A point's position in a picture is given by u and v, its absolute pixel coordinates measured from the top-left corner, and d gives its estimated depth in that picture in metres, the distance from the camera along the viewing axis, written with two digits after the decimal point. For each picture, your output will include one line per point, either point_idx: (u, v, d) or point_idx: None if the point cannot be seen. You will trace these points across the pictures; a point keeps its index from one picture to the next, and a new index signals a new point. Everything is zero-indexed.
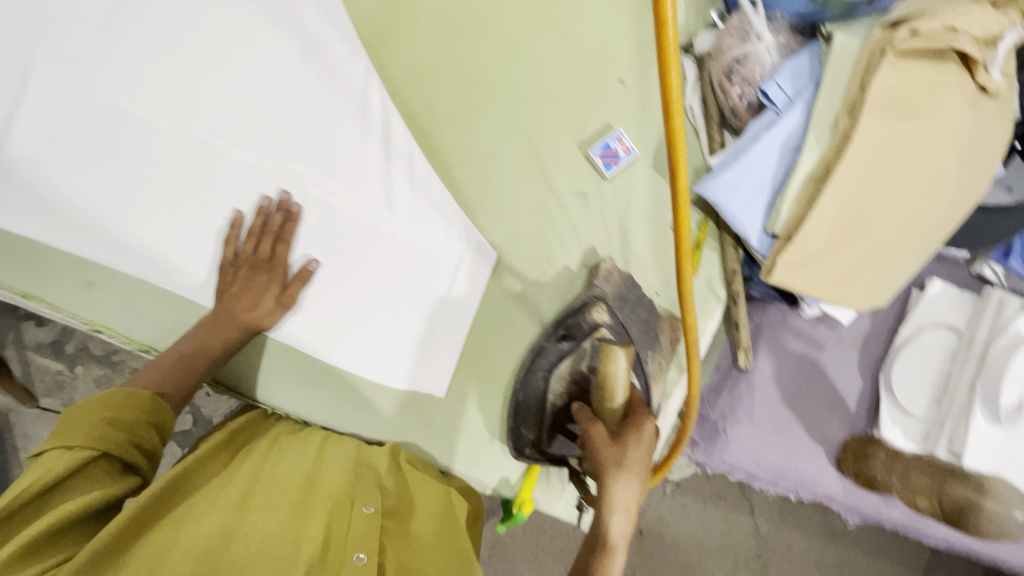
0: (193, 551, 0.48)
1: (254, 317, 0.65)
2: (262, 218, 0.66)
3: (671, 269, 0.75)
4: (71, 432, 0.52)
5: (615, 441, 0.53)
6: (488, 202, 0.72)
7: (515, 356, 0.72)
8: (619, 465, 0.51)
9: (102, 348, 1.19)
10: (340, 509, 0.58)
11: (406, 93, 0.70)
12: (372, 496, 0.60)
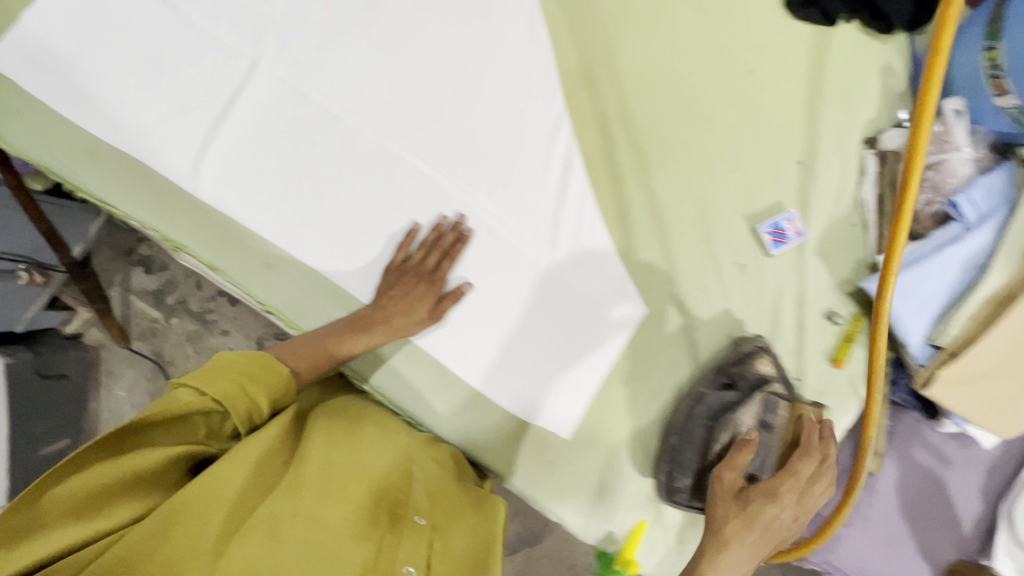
0: (255, 543, 0.54)
1: (403, 325, 0.69)
2: (436, 234, 0.70)
3: (817, 356, 0.73)
4: (208, 379, 0.59)
5: (735, 504, 0.56)
6: (648, 257, 0.72)
7: (644, 415, 0.72)
8: (728, 526, 0.55)
9: (200, 305, 1.33)
10: (390, 516, 0.61)
11: (590, 140, 0.72)
12: (421, 506, 0.63)
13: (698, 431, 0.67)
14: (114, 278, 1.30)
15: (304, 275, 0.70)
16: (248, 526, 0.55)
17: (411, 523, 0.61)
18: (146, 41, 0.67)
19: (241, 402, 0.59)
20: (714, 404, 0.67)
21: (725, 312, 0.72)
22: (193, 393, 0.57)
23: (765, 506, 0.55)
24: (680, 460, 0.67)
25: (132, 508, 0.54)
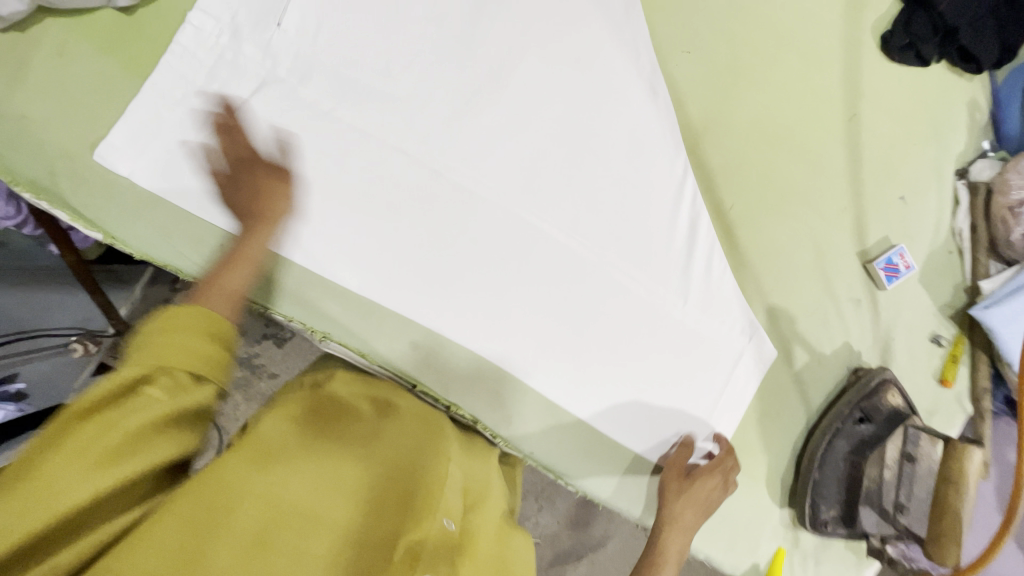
0: (246, 529, 0.44)
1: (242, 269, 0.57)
2: (222, 120, 0.63)
3: (926, 378, 0.79)
4: (159, 358, 0.41)
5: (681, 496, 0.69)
6: (771, 300, 0.75)
7: (780, 449, 0.76)
8: (668, 522, 0.67)
9: (246, 350, 1.13)
10: (416, 513, 0.52)
11: (710, 192, 0.74)
12: (449, 506, 0.55)
13: (839, 464, 0.71)
14: None
15: (441, 349, 0.69)
16: (239, 528, 0.44)
17: (437, 525, 0.52)
18: (273, 122, 0.65)
19: (202, 355, 0.43)
20: (851, 437, 0.71)
21: (843, 345, 0.77)
22: (159, 348, 0.41)
23: (702, 481, 0.70)
24: (823, 492, 0.71)
25: (94, 485, 0.36)
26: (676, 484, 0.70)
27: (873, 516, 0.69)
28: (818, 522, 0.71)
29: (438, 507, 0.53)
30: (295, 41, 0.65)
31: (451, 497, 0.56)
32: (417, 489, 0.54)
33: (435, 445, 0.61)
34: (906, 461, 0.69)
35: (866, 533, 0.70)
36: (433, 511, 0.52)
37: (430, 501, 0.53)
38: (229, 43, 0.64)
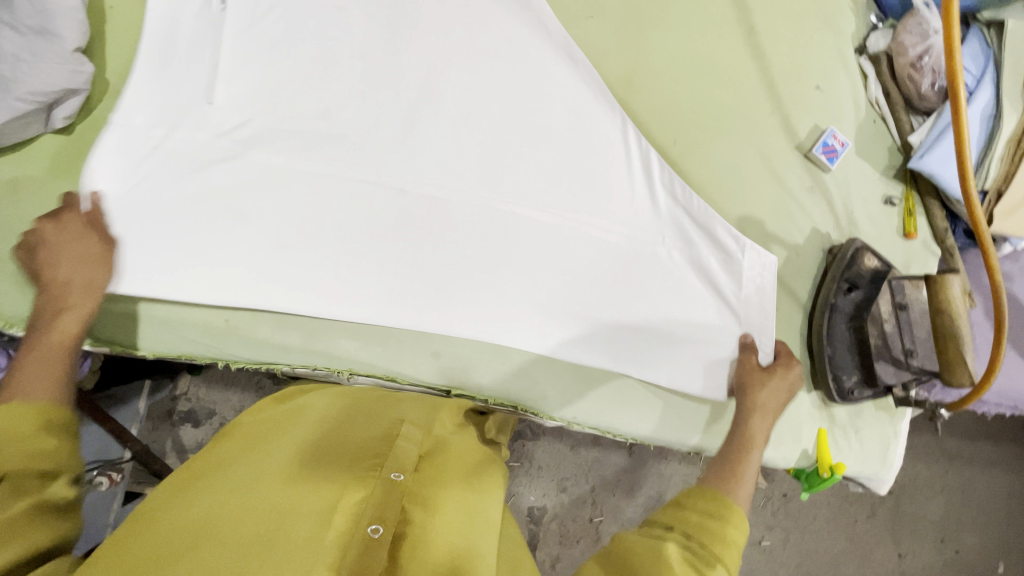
0: (171, 531, 0.42)
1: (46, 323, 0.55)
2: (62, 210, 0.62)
3: (893, 236, 0.85)
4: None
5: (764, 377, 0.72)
6: (736, 212, 0.81)
7: (790, 341, 0.81)
8: (754, 408, 0.69)
9: None
10: (364, 472, 0.49)
11: (652, 133, 0.80)
12: (401, 460, 0.52)
13: (845, 334, 0.77)
14: (164, 445, 1.11)
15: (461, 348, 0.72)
16: (163, 536, 0.42)
17: (386, 479, 0.49)
18: (239, 193, 0.68)
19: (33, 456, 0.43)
20: (847, 307, 0.77)
21: (812, 231, 0.83)
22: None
23: (778, 373, 0.73)
24: (841, 363, 0.76)
25: None
26: (760, 377, 0.72)
27: (890, 369, 0.75)
28: (845, 391, 0.76)
29: (388, 463, 0.51)
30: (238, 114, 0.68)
31: (405, 454, 0.53)
32: (364, 452, 0.52)
33: (386, 417, 0.60)
34: (900, 310, 0.75)
35: (889, 386, 0.75)
36: (381, 468, 0.50)
37: (378, 462, 0.51)
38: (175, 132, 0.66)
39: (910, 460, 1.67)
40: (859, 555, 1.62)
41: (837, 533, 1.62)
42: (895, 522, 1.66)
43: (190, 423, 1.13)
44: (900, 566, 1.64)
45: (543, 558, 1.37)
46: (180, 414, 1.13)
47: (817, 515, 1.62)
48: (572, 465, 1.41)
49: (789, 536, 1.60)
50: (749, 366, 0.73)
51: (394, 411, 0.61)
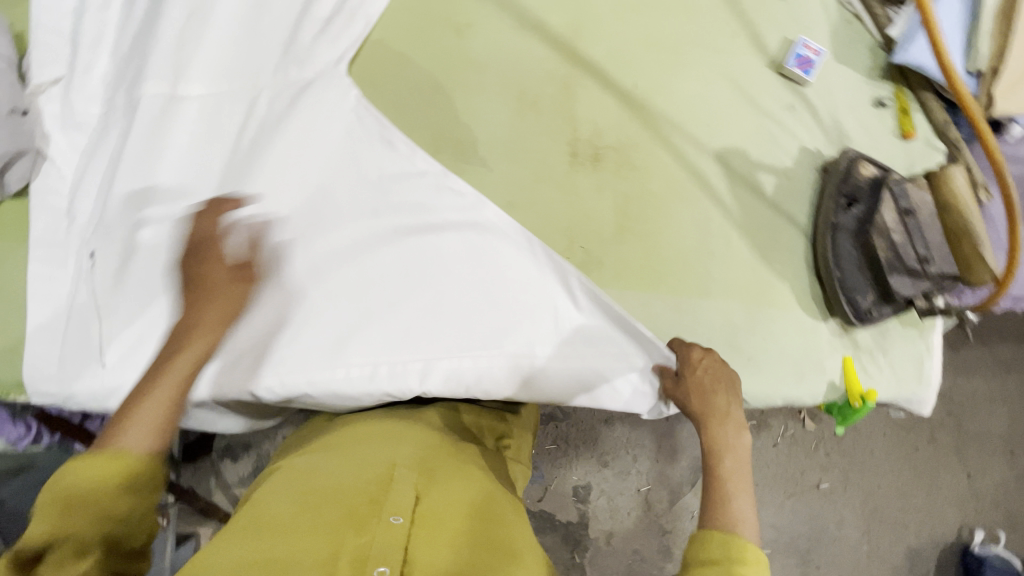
0: None
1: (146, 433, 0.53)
2: None
3: (891, 138, 0.79)
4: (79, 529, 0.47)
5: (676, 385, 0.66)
6: (714, 146, 0.77)
7: (797, 270, 0.76)
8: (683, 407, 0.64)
9: None
10: (358, 521, 0.47)
11: (611, 82, 0.76)
12: (398, 503, 0.49)
13: (851, 253, 0.72)
14: (207, 484, 1.13)
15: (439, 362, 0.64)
16: None
17: (384, 524, 0.47)
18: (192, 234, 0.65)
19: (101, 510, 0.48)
20: (850, 225, 0.72)
21: (800, 151, 0.78)
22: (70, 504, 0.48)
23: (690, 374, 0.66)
24: (852, 284, 0.71)
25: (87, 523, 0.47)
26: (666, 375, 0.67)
27: (906, 281, 0.69)
28: (861, 313, 0.71)
29: (385, 508, 0.49)
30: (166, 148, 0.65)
31: (403, 498, 0.50)
32: (363, 497, 0.50)
33: (385, 456, 0.58)
34: (905, 217, 0.69)
35: (910, 299, 0.69)
36: (378, 513, 0.48)
37: (375, 507, 0.49)
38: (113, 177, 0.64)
39: (963, 375, 1.58)
40: (926, 483, 1.54)
41: (900, 463, 1.54)
42: (960, 443, 1.57)
43: (229, 457, 1.14)
44: (972, 487, 1.56)
45: (596, 535, 1.36)
46: (220, 450, 1.14)
47: (875, 449, 1.54)
48: (610, 439, 1.38)
49: (848, 475, 1.52)
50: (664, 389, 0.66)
51: (395, 447, 0.59)
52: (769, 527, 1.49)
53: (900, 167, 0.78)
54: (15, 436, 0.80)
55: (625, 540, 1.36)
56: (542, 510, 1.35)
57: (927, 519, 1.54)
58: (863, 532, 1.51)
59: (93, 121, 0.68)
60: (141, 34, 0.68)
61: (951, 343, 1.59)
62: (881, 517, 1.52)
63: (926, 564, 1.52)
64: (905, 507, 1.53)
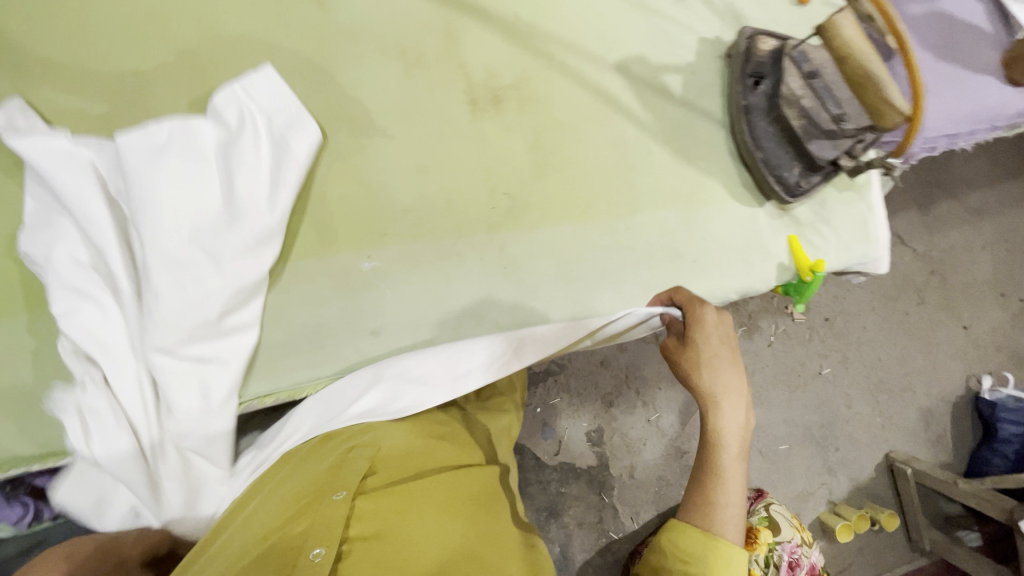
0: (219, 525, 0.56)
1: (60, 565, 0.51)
2: None
3: (788, 7, 0.77)
4: None
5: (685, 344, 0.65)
6: (613, 58, 0.75)
7: (723, 162, 0.75)
8: (695, 365, 0.64)
9: None
10: (306, 503, 0.53)
11: (493, 16, 0.74)
12: (340, 483, 0.55)
13: (767, 129, 0.71)
14: None
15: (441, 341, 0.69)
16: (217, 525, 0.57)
17: (329, 502, 0.53)
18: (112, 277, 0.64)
19: None
20: (761, 101, 0.71)
21: (700, 43, 0.76)
22: None
23: (703, 339, 0.64)
24: (776, 161, 0.71)
25: None
26: (678, 346, 0.65)
27: (825, 143, 0.68)
28: (791, 187, 0.71)
29: (329, 490, 0.54)
30: (101, 253, 0.61)
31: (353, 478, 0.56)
32: (310, 487, 0.54)
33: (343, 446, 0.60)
34: (813, 79, 0.68)
35: (834, 161, 0.69)
36: (321, 497, 0.54)
37: (320, 489, 0.54)
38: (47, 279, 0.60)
39: (940, 232, 1.58)
40: (923, 343, 1.56)
41: (896, 332, 1.55)
42: (948, 296, 1.58)
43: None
44: (968, 337, 1.58)
45: (617, 472, 1.37)
46: None
47: (868, 323, 1.54)
48: (608, 378, 1.39)
49: (847, 356, 1.53)
50: (670, 348, 0.66)
51: (358, 435, 0.62)
52: (783, 423, 1.47)
53: (805, 32, 0.77)
54: (15, 518, 0.83)
55: (646, 469, 1.38)
56: (561, 462, 1.35)
57: (931, 378, 1.56)
58: (872, 406, 1.53)
59: None
60: None
61: (920, 203, 1.58)
62: (887, 387, 1.54)
63: (940, 420, 1.55)
64: (908, 372, 1.55)
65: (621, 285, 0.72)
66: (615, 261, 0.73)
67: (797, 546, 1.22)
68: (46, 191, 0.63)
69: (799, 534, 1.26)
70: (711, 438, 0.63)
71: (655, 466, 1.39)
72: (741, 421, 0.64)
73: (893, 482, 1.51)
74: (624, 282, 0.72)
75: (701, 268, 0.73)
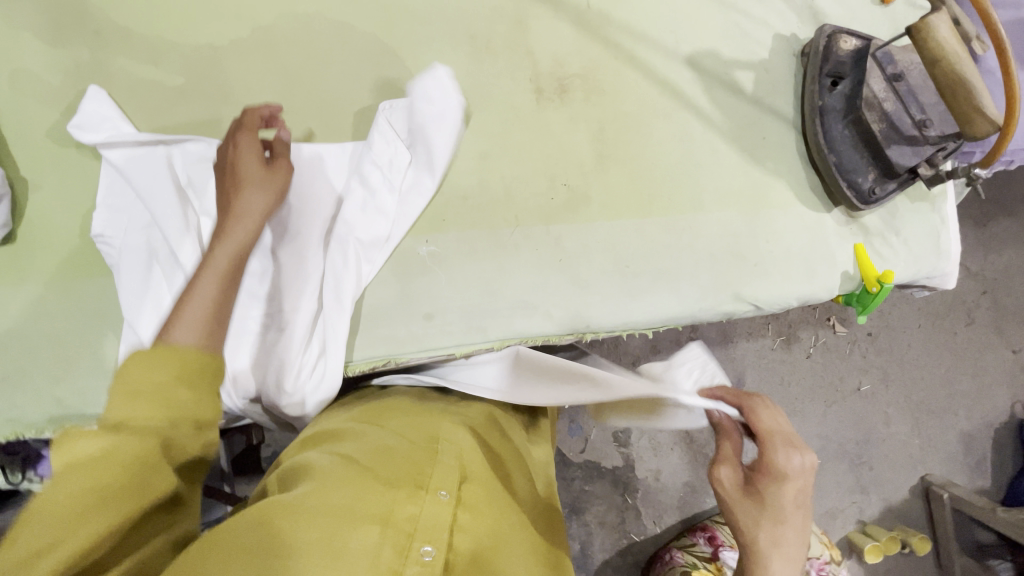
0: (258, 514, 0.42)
1: (248, 167, 0.60)
2: None
3: (872, 8, 0.74)
4: None
5: (747, 492, 0.53)
6: (683, 52, 0.74)
7: (790, 164, 0.73)
8: (756, 522, 0.51)
9: None
10: (409, 491, 0.45)
11: (564, 3, 0.73)
12: (446, 476, 0.48)
13: (843, 132, 0.69)
14: None
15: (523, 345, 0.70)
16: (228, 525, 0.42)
17: (435, 499, 0.46)
18: None
19: None
20: (838, 103, 0.69)
21: (775, 40, 0.74)
22: None
23: (767, 489, 0.52)
24: (850, 165, 0.68)
25: None
26: (724, 462, 0.55)
27: (906, 149, 0.66)
28: (865, 194, 0.68)
29: (430, 483, 0.47)
30: (169, 221, 0.62)
31: (452, 459, 0.51)
32: (410, 459, 0.50)
33: (412, 427, 0.56)
34: (897, 83, 0.66)
35: (913, 169, 0.66)
36: (427, 487, 0.46)
37: (420, 479, 0.47)
38: (122, 261, 0.63)
39: (994, 251, 1.52)
40: (970, 365, 1.50)
41: (940, 352, 1.49)
42: (1001, 319, 1.51)
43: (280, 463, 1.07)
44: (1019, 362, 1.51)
45: (644, 474, 1.35)
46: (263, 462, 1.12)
47: (912, 340, 1.49)
48: None
49: (889, 373, 1.48)
50: (726, 486, 0.54)
51: (454, 415, 0.60)
52: (816, 437, 1.43)
53: (888, 32, 0.74)
54: None
55: (672, 474, 1.36)
56: (586, 459, 1.33)
57: (976, 402, 1.50)
58: (912, 426, 1.47)
59: (51, 152, 0.67)
60: (84, 57, 0.67)
61: (976, 220, 1.52)
62: (927, 408, 1.48)
63: (981, 445, 1.49)
64: (951, 394, 1.49)
65: (678, 285, 0.71)
66: (672, 260, 0.71)
67: (825, 563, 1.18)
68: (120, 172, 0.65)
69: (828, 552, 1.22)
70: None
71: (682, 472, 1.36)
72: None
73: (928, 507, 1.46)
74: (681, 281, 0.71)
75: (760, 272, 0.72)
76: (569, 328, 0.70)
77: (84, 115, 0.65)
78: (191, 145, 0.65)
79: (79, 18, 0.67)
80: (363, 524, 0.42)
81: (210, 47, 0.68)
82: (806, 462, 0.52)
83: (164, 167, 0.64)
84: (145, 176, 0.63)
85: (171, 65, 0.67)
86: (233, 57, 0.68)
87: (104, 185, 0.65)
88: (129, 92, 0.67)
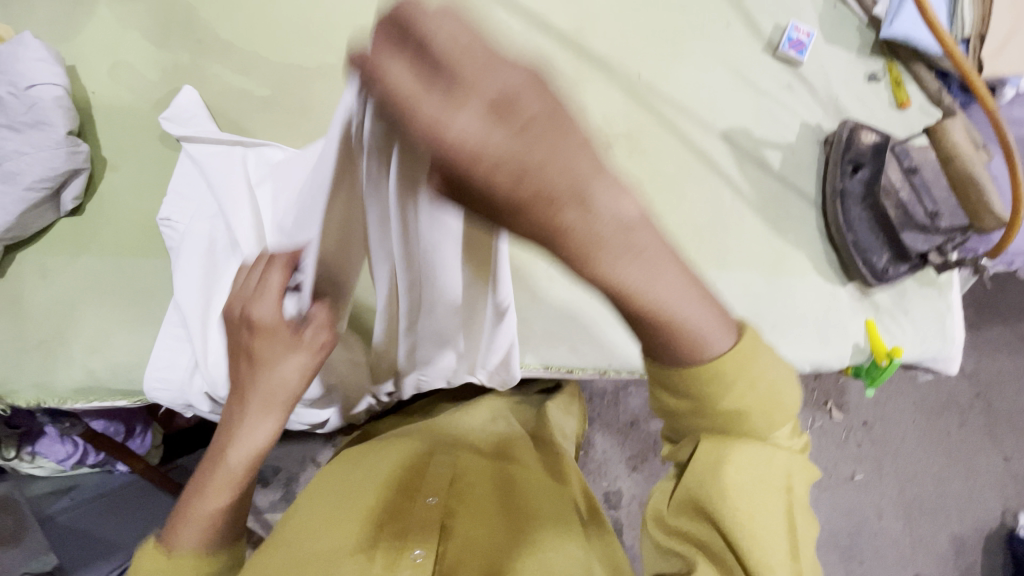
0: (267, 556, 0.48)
1: (284, 337, 0.49)
2: None
3: (890, 110, 0.83)
4: None
5: (495, 182, 0.24)
6: (720, 126, 0.81)
7: (810, 237, 0.79)
8: (540, 203, 0.25)
9: None
10: (396, 508, 0.51)
11: (618, 71, 0.81)
12: (434, 484, 0.55)
13: (862, 215, 0.75)
14: None
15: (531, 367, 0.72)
16: None
17: (423, 506, 0.51)
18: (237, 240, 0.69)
19: None
20: (857, 187, 0.75)
21: (802, 127, 0.82)
22: None
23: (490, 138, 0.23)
24: (867, 245, 0.74)
25: None
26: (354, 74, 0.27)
27: (918, 236, 0.73)
28: (879, 272, 0.74)
29: (418, 494, 0.53)
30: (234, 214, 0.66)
31: (444, 468, 0.58)
32: (401, 476, 0.56)
33: (403, 447, 0.62)
34: (912, 176, 0.74)
35: (923, 254, 0.73)
36: (415, 499, 0.52)
37: (409, 494, 0.53)
38: (184, 246, 0.66)
39: (987, 355, 1.57)
40: (963, 467, 1.50)
41: (934, 448, 1.51)
42: (993, 423, 1.54)
43: (264, 482, 1.10)
44: (1010, 470, 1.52)
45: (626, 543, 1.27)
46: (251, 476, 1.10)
47: (907, 435, 1.50)
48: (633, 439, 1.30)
49: (883, 465, 1.48)
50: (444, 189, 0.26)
51: (449, 432, 0.66)
52: None
53: (904, 133, 0.82)
54: (62, 455, 0.86)
55: None
56: None
57: (967, 505, 1.49)
58: (904, 522, 1.46)
59: (136, 139, 0.72)
60: (183, 59, 0.74)
61: (971, 323, 1.58)
62: (919, 505, 1.47)
63: (972, 551, 1.47)
64: (943, 495, 1.49)
65: None
66: None
67: None
68: (196, 163, 0.69)
69: None
70: (652, 316, 0.31)
71: None
72: (614, 227, 0.27)
73: None
74: None
75: (777, 335, 0.75)
76: (592, 364, 0.73)
77: (175, 109, 0.70)
78: (266, 149, 0.70)
79: (186, 27, 0.74)
80: (354, 550, 0.46)
81: (299, 67, 0.75)
82: (469, 127, 0.23)
83: (239, 164, 0.69)
84: (219, 170, 0.68)
85: (261, 76, 0.74)
86: (318, 78, 0.75)
87: (179, 174, 0.70)
88: (218, 96, 0.73)
